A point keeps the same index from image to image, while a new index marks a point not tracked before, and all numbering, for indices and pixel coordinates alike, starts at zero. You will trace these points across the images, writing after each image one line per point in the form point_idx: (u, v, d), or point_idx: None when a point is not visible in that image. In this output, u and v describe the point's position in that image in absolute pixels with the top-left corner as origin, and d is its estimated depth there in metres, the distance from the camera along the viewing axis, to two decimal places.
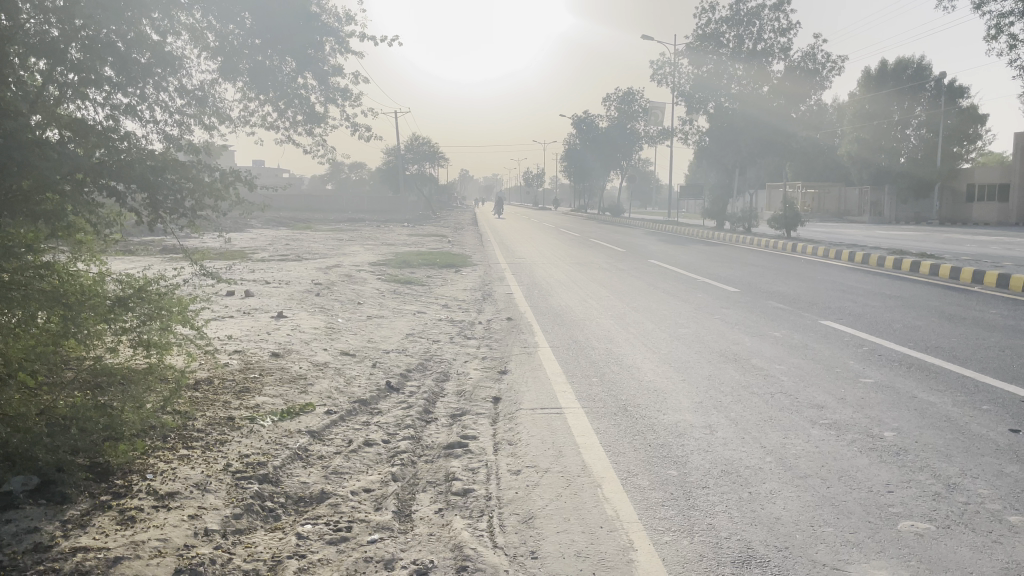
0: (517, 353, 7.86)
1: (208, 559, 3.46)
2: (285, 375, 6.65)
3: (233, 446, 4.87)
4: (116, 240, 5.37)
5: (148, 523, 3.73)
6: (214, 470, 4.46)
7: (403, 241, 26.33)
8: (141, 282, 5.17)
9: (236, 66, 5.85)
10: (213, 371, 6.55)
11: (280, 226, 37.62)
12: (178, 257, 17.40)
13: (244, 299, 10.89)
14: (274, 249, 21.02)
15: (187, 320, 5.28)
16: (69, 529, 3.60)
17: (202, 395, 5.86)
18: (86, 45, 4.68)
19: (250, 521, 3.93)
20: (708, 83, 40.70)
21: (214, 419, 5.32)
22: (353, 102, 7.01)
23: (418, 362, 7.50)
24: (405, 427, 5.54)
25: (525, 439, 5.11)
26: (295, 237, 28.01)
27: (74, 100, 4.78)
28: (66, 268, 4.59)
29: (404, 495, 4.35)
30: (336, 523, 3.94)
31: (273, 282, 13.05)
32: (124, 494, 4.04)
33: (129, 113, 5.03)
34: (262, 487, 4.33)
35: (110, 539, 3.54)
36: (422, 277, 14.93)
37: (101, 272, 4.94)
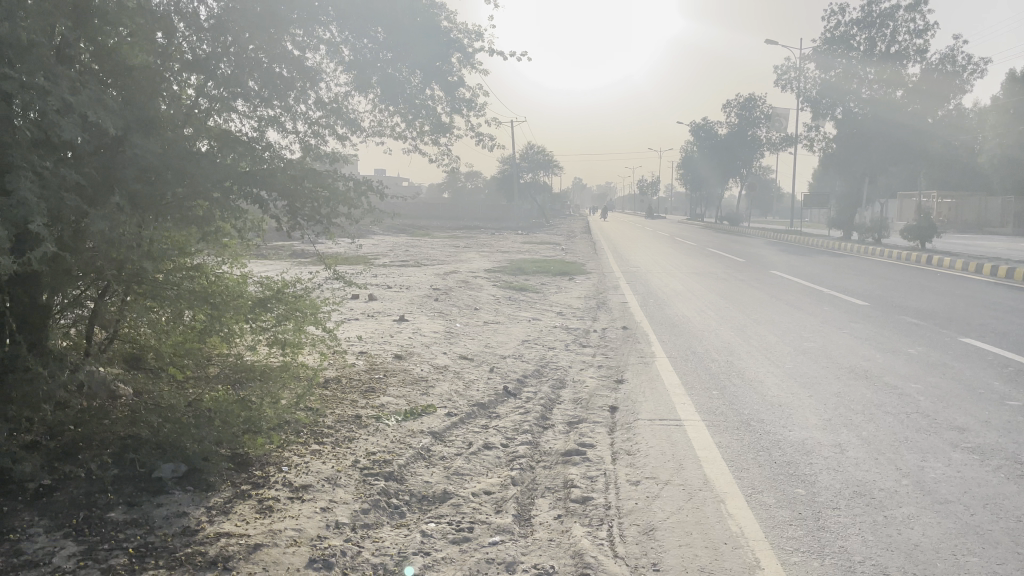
0: (634, 363, 7.77)
1: (339, 551, 3.61)
2: (407, 377, 6.86)
3: (360, 443, 5.06)
4: (257, 244, 5.78)
5: (284, 513, 3.93)
6: (343, 465, 4.65)
7: (521, 249, 26.60)
8: (279, 284, 5.48)
9: (368, 81, 6.02)
10: (340, 371, 6.84)
11: (400, 233, 38.80)
12: (305, 261, 18.20)
13: (367, 303, 11.29)
14: (395, 255, 21.61)
15: (319, 322, 5.53)
16: (214, 515, 3.84)
17: (331, 392, 6.14)
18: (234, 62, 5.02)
19: (377, 517, 4.07)
20: (835, 87, 38.95)
21: (343, 417, 5.55)
22: (478, 112, 7.05)
23: (534, 369, 7.56)
24: (522, 432, 5.59)
25: (644, 450, 5.07)
26: (414, 244, 28.80)
27: (224, 112, 5.08)
28: (212, 272, 5.03)
29: (524, 499, 4.40)
30: (458, 524, 4.03)
31: (395, 287, 13.47)
32: (262, 484, 4.27)
33: (273, 125, 5.30)
34: (388, 484, 4.48)
35: (250, 526, 3.75)
36: (537, 285, 15.05)
37: (244, 275, 5.29)
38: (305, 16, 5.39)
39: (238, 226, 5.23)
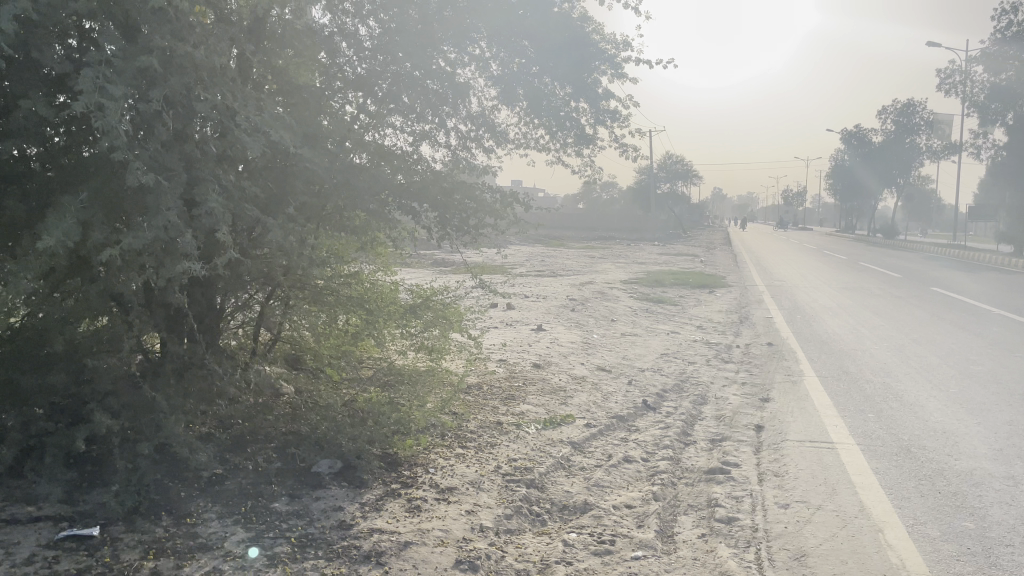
0: (780, 381, 7.49)
1: (484, 554, 3.69)
2: (546, 386, 6.92)
3: (502, 449, 5.15)
4: (407, 253, 6.03)
5: (431, 513, 4.06)
6: (486, 470, 4.75)
7: (657, 261, 26.21)
8: (428, 292, 5.69)
9: (515, 93, 5.98)
10: (481, 378, 6.99)
11: (535, 242, 39.21)
12: (444, 269, 18.73)
13: (506, 311, 11.48)
14: (531, 265, 21.84)
15: (465, 329, 5.69)
16: (367, 511, 4.02)
17: (473, 398, 6.29)
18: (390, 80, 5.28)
19: (520, 523, 4.13)
20: (1006, 91, 36.02)
21: (485, 422, 5.67)
22: (623, 123, 7.04)
23: (674, 383, 7.42)
24: (663, 446, 5.52)
25: (793, 472, 4.87)
26: (549, 253, 29.03)
27: (380, 126, 5.35)
28: (367, 278, 5.30)
29: (666, 515, 4.33)
30: (600, 535, 4.02)
31: (532, 296, 13.63)
32: (410, 484, 4.43)
33: (425, 138, 5.52)
34: (530, 491, 4.54)
35: (401, 524, 3.90)
36: (674, 297, 14.80)
37: (396, 282, 5.54)
38: (458, 34, 5.58)
39: (390, 235, 5.47)
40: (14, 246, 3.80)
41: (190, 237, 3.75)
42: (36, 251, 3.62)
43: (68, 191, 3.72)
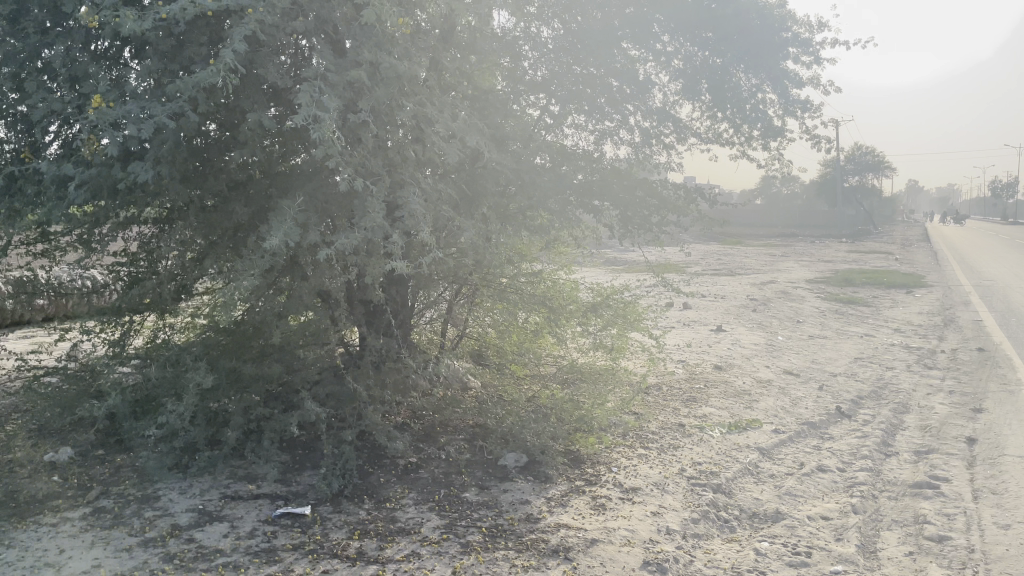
0: (995, 391, 6.79)
1: (673, 557, 3.62)
2: (729, 389, 6.70)
3: (686, 452, 5.04)
4: (588, 252, 6.04)
5: (617, 512, 4.05)
6: (671, 472, 4.67)
7: (845, 260, 24.63)
8: (609, 290, 5.67)
9: (696, 87, 5.70)
10: (661, 379, 6.87)
11: (711, 239, 38.06)
12: (618, 268, 18.60)
13: (684, 311, 11.23)
14: (707, 264, 21.23)
15: (646, 328, 5.62)
16: (553, 506, 4.07)
17: (654, 399, 6.20)
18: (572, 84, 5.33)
19: (708, 528, 4.02)
20: None
21: (667, 424, 5.58)
22: (814, 113, 6.67)
23: (871, 390, 6.94)
24: (861, 456, 5.17)
25: (1015, 490, 4.41)
26: (725, 252, 28.09)
27: (562, 126, 5.42)
28: (550, 276, 5.36)
29: (867, 530, 4.06)
30: (794, 546, 3.83)
31: (710, 296, 13.25)
32: (595, 482, 4.44)
33: (608, 136, 5.50)
34: (717, 496, 4.41)
35: (587, 521, 3.92)
36: (867, 297, 13.84)
37: (577, 280, 5.56)
38: (641, 31, 5.54)
39: (573, 234, 5.50)
40: (240, 247, 4.20)
41: (392, 237, 3.97)
42: (259, 251, 3.98)
43: (284, 196, 4.06)
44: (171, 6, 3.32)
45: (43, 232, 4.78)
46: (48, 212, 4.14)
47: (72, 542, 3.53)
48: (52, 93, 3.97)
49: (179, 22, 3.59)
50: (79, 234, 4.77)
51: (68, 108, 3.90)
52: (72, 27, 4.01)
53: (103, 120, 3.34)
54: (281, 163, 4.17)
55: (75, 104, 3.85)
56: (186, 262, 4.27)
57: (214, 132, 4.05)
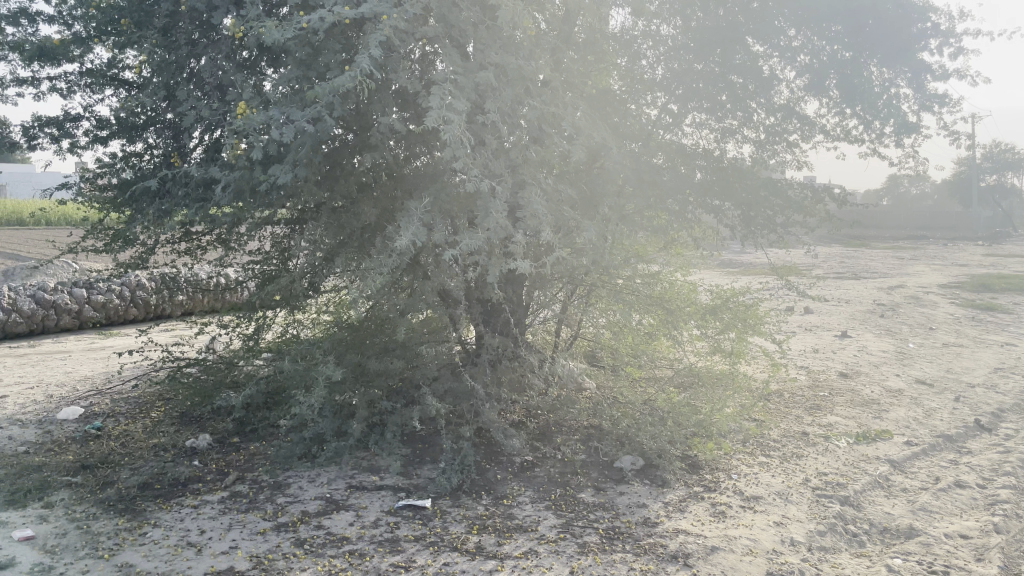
0: None
1: (797, 569, 3.50)
2: (856, 398, 6.40)
3: (809, 461, 4.86)
4: (708, 254, 5.90)
5: (738, 520, 3.94)
6: (795, 482, 4.51)
7: (982, 264, 23.03)
8: (729, 292, 5.52)
9: (824, 83, 5.44)
10: (783, 385, 6.65)
11: (832, 241, 36.47)
12: (734, 271, 18.10)
13: (805, 316, 10.82)
14: (830, 267, 20.35)
15: (768, 332, 5.44)
16: (671, 511, 4.01)
17: (775, 406, 6.00)
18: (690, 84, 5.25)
19: (835, 541, 3.86)
20: None
21: (789, 432, 5.39)
22: (953, 107, 6.27)
23: (1015, 403, 6.46)
24: (1004, 473, 4.83)
25: None
26: (849, 254, 26.83)
27: (682, 125, 5.32)
28: (667, 277, 5.27)
29: (1012, 551, 3.79)
30: (930, 564, 3.62)
31: (834, 300, 12.70)
32: (713, 488, 4.35)
33: (730, 135, 5.35)
34: (844, 508, 4.22)
35: (706, 528, 3.84)
36: (1008, 304, 12.90)
37: (696, 282, 5.43)
38: (766, 26, 5.36)
39: (692, 235, 5.39)
40: (366, 247, 4.35)
41: (513, 236, 4.03)
42: (385, 250, 4.11)
43: (409, 197, 4.19)
44: (311, 16, 3.48)
45: (186, 232, 5.11)
46: (193, 213, 4.43)
47: (212, 523, 3.75)
48: (199, 101, 4.24)
49: (316, 31, 3.76)
50: (218, 234, 5.07)
51: (214, 116, 4.16)
52: (218, 39, 4.28)
53: (247, 126, 3.55)
54: (405, 165, 4.30)
55: (220, 112, 4.10)
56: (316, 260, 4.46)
57: (344, 136, 4.22)
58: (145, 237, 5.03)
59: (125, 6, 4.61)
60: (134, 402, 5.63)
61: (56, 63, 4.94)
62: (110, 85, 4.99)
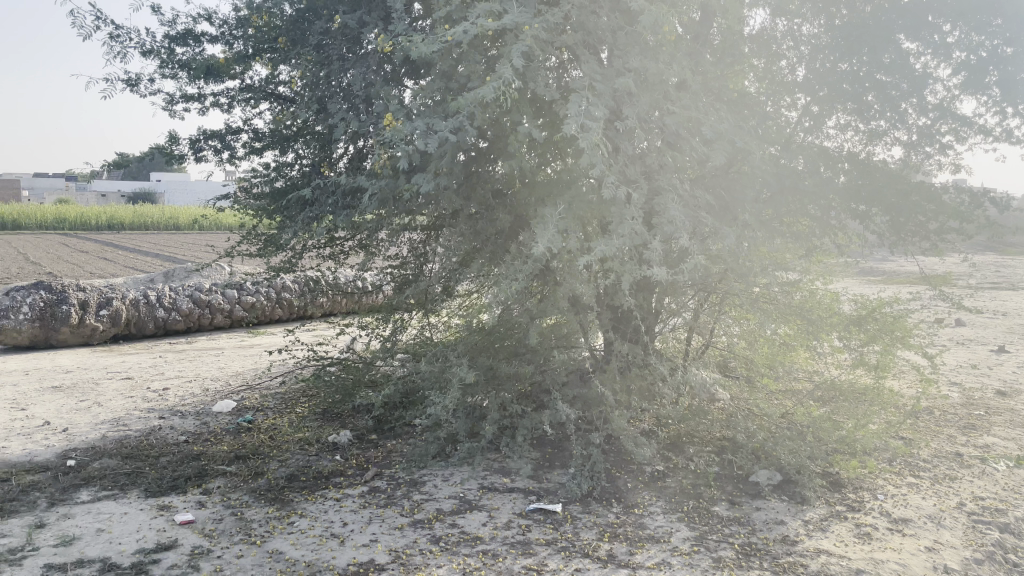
0: None
1: None
2: (1017, 418, 5.92)
3: (964, 484, 4.54)
4: (852, 263, 5.59)
5: (885, 544, 3.74)
6: (948, 506, 4.22)
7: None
8: (875, 302, 5.18)
9: (983, 80, 4.95)
10: (933, 403, 6.24)
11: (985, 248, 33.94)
12: (875, 279, 17.15)
13: (956, 328, 10.11)
14: (982, 277, 18.93)
15: (919, 346, 5.12)
16: (811, 530, 3.85)
17: (924, 424, 5.64)
18: (829, 85, 4.95)
19: (995, 572, 3.58)
20: None
21: (940, 453, 5.06)
22: None
23: None
24: None
25: None
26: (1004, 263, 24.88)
27: (824, 126, 5.11)
28: (808, 286, 5.01)
29: None
30: None
31: (989, 312, 11.80)
32: (857, 508, 4.14)
33: (878, 137, 5.06)
34: (1005, 537, 3.92)
35: (850, 549, 3.66)
36: None
37: (838, 292, 5.14)
38: (918, 21, 5.04)
39: (834, 243, 5.12)
40: (501, 253, 4.44)
41: (649, 243, 3.99)
42: (519, 256, 4.18)
43: (544, 204, 4.24)
44: (456, 28, 3.59)
45: (331, 238, 5.37)
46: (339, 219, 4.66)
47: (353, 516, 3.92)
48: (348, 113, 4.46)
49: (461, 42, 3.89)
50: (361, 239, 5.30)
51: (360, 126, 4.36)
52: (366, 54, 4.50)
53: (394, 136, 3.70)
54: (540, 172, 4.35)
55: (368, 123, 4.30)
56: (452, 265, 4.59)
57: (482, 145, 4.32)
58: (294, 242, 5.32)
59: (282, 25, 4.92)
60: (280, 397, 5.97)
61: (220, 79, 5.33)
62: (266, 98, 5.33)
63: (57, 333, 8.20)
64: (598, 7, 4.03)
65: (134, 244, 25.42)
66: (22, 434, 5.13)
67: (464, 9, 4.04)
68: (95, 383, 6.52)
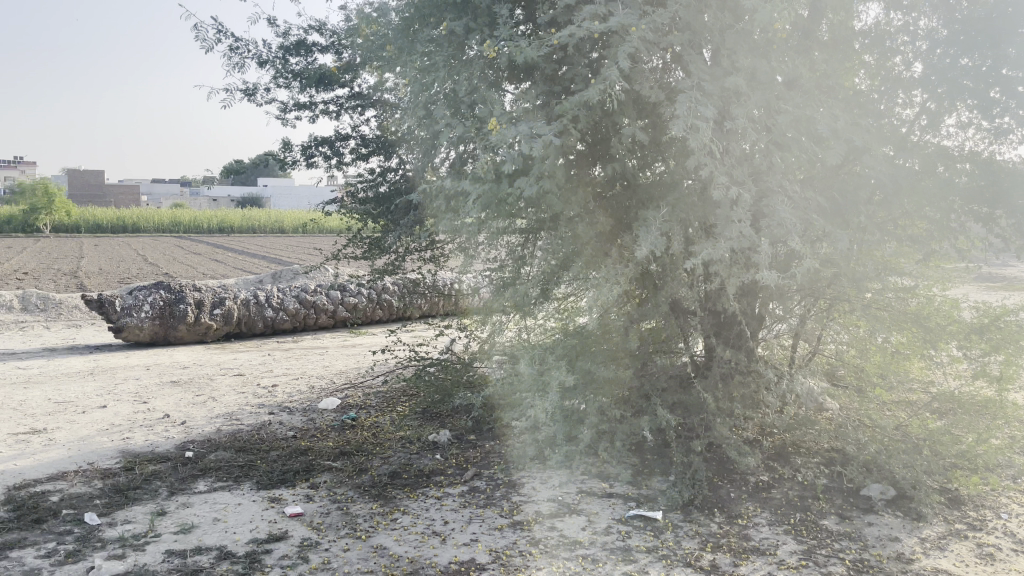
0: None
1: None
2: None
3: None
4: (973, 268, 5.26)
5: (1011, 566, 3.51)
6: None
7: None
8: (998, 310, 4.87)
9: None
10: None
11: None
12: (994, 286, 16.17)
13: None
14: None
15: None
16: (928, 548, 3.67)
17: None
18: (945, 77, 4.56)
19: None
20: None
21: None
22: None
23: None
24: None
25: None
26: None
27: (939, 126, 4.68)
28: (924, 292, 4.76)
29: None
30: None
31: None
32: (979, 527, 3.91)
33: (1000, 137, 4.60)
34: None
35: (972, 570, 3.46)
36: None
37: (957, 298, 4.86)
38: None
39: (953, 247, 4.84)
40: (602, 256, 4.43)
41: (756, 246, 3.90)
42: (620, 260, 4.15)
43: (647, 207, 4.20)
44: (562, 32, 3.61)
45: (433, 241, 5.48)
46: (441, 223, 4.75)
47: (454, 515, 3.97)
48: (453, 119, 4.54)
49: (566, 46, 3.90)
50: (461, 242, 5.38)
51: (464, 131, 4.43)
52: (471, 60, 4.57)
53: (499, 140, 3.75)
54: (642, 174, 4.32)
55: (472, 128, 4.37)
56: (552, 268, 4.60)
57: (583, 148, 4.32)
58: (397, 245, 5.45)
59: (390, 33, 5.05)
60: (382, 396, 6.12)
61: (330, 87, 5.51)
62: (374, 105, 5.48)
63: (174, 331, 8.68)
64: (705, 6, 3.98)
65: (242, 247, 26.62)
66: (145, 426, 5.45)
67: (568, 12, 4.06)
68: (209, 378, 6.86)
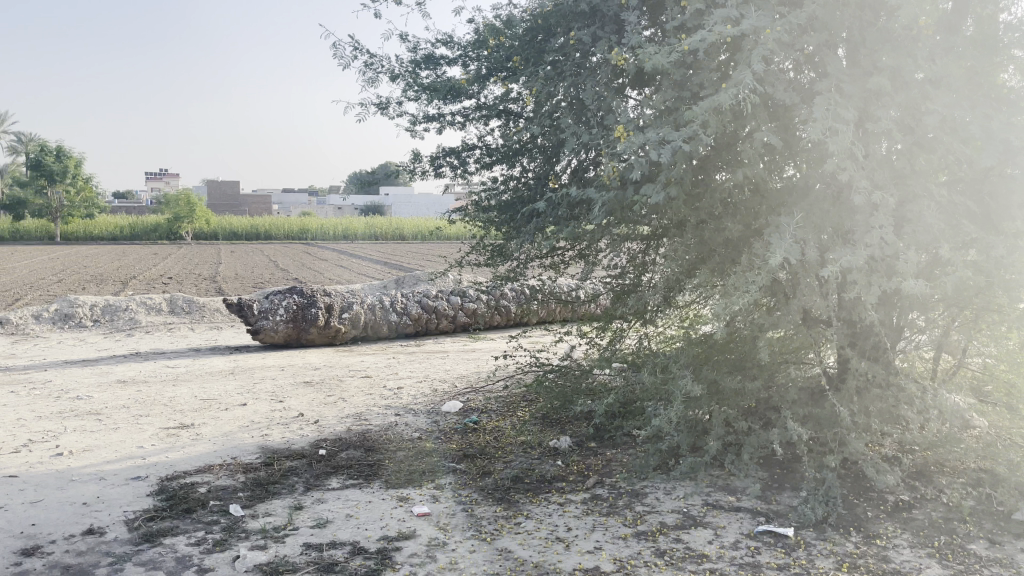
0: None
1: None
2: None
3: None
4: None
5: None
6: None
7: None
8: None
9: None
10: None
11: None
12: None
13: None
14: None
15: None
16: None
17: None
18: None
19: None
20: None
21: None
22: None
23: None
24: None
25: None
26: None
27: None
28: None
29: None
30: None
31: None
32: None
33: None
34: None
35: None
36: None
37: None
38: None
39: None
40: (729, 263, 4.33)
41: (897, 253, 3.72)
42: (750, 267, 4.05)
43: (778, 213, 4.08)
44: (694, 37, 3.58)
45: (555, 248, 5.52)
46: (564, 230, 4.78)
47: (578, 522, 3.98)
48: (578, 127, 4.56)
49: (696, 51, 3.86)
50: (582, 250, 5.40)
51: (588, 139, 4.45)
52: (596, 68, 4.59)
53: (626, 147, 3.75)
54: (773, 179, 4.20)
55: (597, 135, 4.38)
56: (676, 276, 4.53)
57: (711, 153, 4.25)
58: (520, 252, 5.52)
59: (516, 44, 5.15)
60: (503, 401, 6.21)
61: (458, 99, 5.66)
62: (499, 115, 5.59)
63: (306, 334, 9.10)
64: (843, 5, 3.84)
65: (365, 255, 27.66)
66: (282, 423, 5.75)
67: (698, 16, 4.01)
68: (338, 380, 7.15)
